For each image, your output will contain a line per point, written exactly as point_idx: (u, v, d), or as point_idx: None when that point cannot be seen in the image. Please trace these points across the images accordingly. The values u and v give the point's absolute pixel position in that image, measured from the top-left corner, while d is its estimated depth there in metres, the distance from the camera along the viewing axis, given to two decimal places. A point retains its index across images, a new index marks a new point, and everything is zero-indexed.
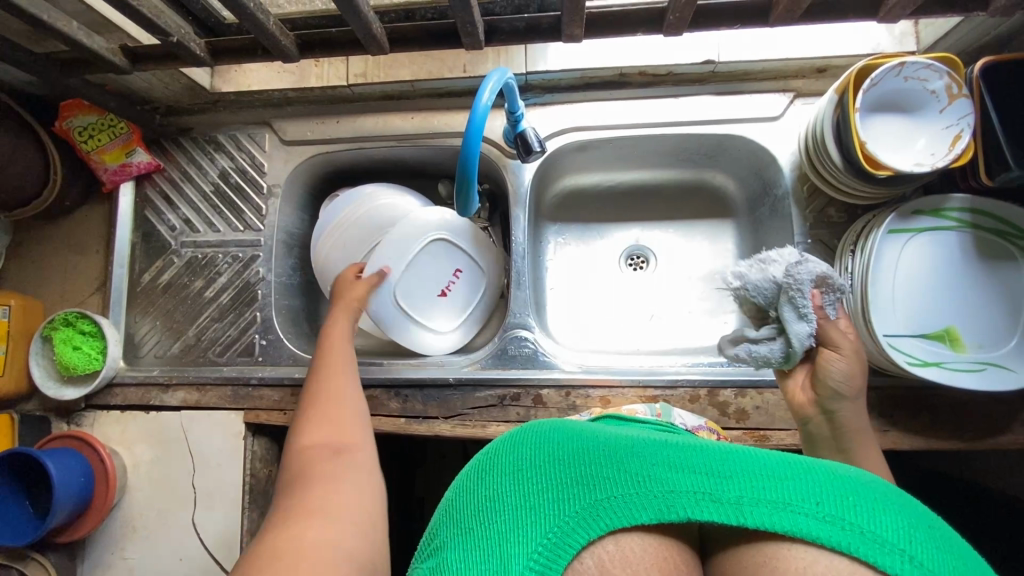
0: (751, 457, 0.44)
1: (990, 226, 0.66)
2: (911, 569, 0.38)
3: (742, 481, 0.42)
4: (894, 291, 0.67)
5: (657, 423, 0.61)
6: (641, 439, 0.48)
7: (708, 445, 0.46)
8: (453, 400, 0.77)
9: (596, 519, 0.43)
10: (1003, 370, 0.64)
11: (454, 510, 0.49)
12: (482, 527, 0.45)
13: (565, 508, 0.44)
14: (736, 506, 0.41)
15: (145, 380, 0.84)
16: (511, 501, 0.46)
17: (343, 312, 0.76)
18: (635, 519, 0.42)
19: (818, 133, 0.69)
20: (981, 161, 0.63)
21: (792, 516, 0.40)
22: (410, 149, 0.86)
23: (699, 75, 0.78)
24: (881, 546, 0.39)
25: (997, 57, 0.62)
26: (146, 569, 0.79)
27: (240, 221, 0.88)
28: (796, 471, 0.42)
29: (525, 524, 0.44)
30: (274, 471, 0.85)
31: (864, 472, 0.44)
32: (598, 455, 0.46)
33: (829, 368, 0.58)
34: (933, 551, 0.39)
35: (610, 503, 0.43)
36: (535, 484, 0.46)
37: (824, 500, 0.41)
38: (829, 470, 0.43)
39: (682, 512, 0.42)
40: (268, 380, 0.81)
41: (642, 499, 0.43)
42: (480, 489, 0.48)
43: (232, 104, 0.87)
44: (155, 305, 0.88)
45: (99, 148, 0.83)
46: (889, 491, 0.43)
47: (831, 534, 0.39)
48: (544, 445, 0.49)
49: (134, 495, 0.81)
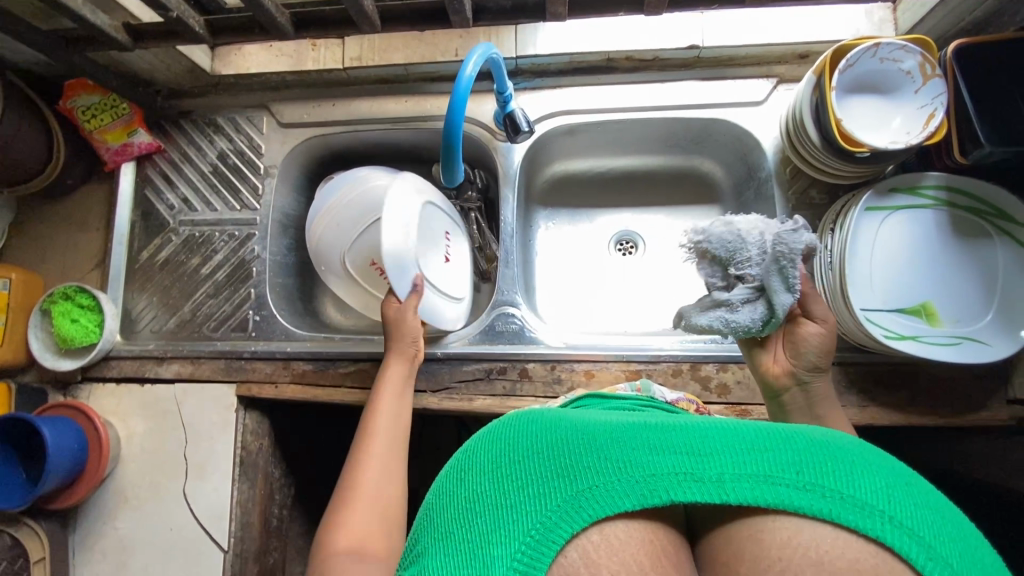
0: (729, 431, 0.41)
1: (964, 204, 0.67)
2: (896, 532, 0.35)
3: (724, 457, 0.39)
4: (872, 267, 0.68)
5: (636, 399, 0.63)
6: (614, 421, 0.45)
7: (682, 423, 0.43)
8: (441, 373, 0.79)
9: (578, 510, 0.38)
10: (978, 343, 0.65)
11: (437, 511, 0.45)
12: (465, 533, 0.40)
13: (546, 501, 0.39)
14: (719, 484, 0.38)
15: (141, 354, 0.86)
16: (490, 500, 0.41)
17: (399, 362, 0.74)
18: (619, 507, 0.38)
19: (797, 115, 0.71)
20: (955, 139, 0.65)
21: (773, 488, 0.37)
22: (404, 132, 0.88)
23: (685, 61, 0.80)
24: (860, 509, 0.36)
25: (969, 40, 0.64)
26: (137, 537, 0.81)
27: (237, 200, 0.90)
28: (775, 442, 0.39)
29: (506, 521, 0.39)
30: (265, 444, 0.86)
31: (832, 434, 0.42)
32: (568, 437, 0.43)
33: (809, 337, 0.61)
34: (911, 508, 0.37)
35: (594, 491, 0.39)
36: (511, 476, 0.42)
37: (805, 470, 0.38)
38: (802, 437, 0.40)
39: (666, 495, 0.38)
40: (260, 353, 0.83)
41: (625, 485, 0.39)
42: (460, 491, 0.44)
43: (232, 87, 0.90)
44: (152, 281, 0.89)
45: (101, 127, 0.86)
46: (860, 449, 0.40)
47: (812, 502, 0.36)
48: (515, 436, 0.45)
49: (127, 466, 0.83)
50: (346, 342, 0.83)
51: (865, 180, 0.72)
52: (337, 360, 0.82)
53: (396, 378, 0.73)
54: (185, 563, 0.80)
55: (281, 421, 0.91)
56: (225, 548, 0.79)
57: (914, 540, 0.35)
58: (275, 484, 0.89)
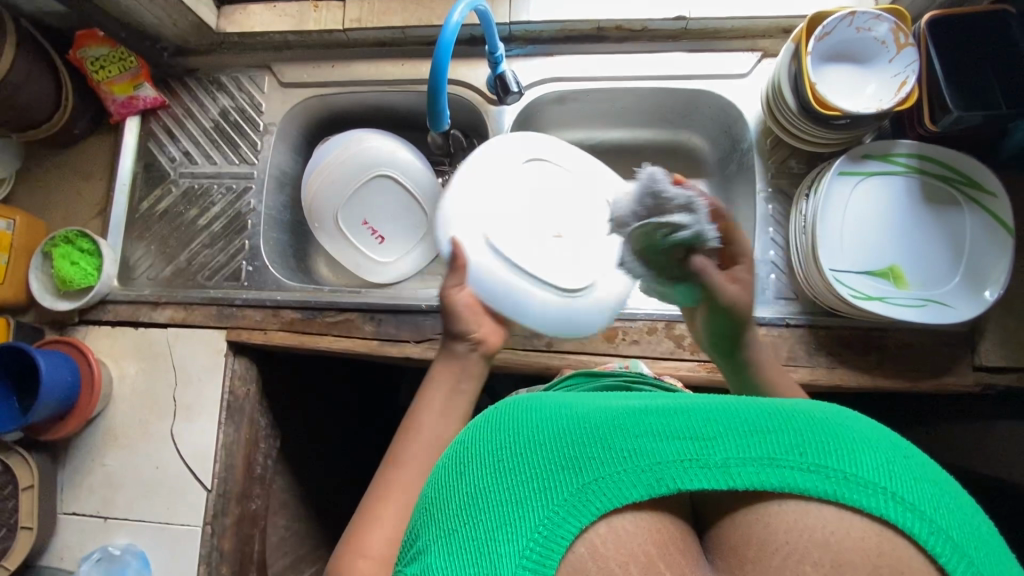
0: (730, 411, 0.36)
1: (938, 173, 0.70)
2: (901, 510, 0.31)
3: (727, 441, 0.34)
4: (843, 230, 0.71)
5: (624, 373, 0.67)
6: (610, 405, 0.40)
7: (679, 406, 0.38)
8: (425, 325, 0.82)
9: (587, 503, 0.34)
10: (942, 305, 0.67)
11: (432, 509, 0.38)
12: (461, 532, 0.34)
13: (551, 494, 0.34)
14: (724, 470, 0.33)
15: (136, 298, 0.88)
16: (491, 497, 0.35)
17: (447, 365, 0.61)
18: (626, 498, 0.34)
19: (776, 83, 0.73)
20: (926, 107, 0.67)
21: (777, 470, 0.33)
22: (399, 95, 0.92)
23: (672, 33, 0.83)
24: (862, 487, 0.31)
25: (941, 11, 0.66)
26: (125, 474, 0.84)
27: (236, 155, 0.93)
28: (778, 423, 0.34)
29: (509, 519, 0.33)
30: (253, 390, 0.88)
31: (821, 405, 0.37)
32: (563, 422, 0.38)
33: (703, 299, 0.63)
34: (913, 482, 0.32)
35: (601, 483, 0.34)
36: (509, 468, 0.36)
37: (809, 449, 0.33)
38: (802, 413, 0.35)
39: (672, 484, 0.34)
40: (251, 301, 0.86)
41: (630, 475, 0.34)
42: (454, 488, 0.37)
43: (237, 46, 0.93)
44: (150, 231, 0.92)
45: (109, 79, 0.89)
46: (853, 420, 0.36)
47: (817, 483, 0.32)
48: (510, 425, 0.39)
49: (118, 406, 0.85)
50: (334, 293, 0.85)
51: (851, 147, 0.73)
52: (325, 309, 0.84)
53: (445, 375, 0.61)
54: (169, 500, 0.82)
55: (270, 372, 0.93)
56: (209, 487, 0.82)
57: (915, 515, 0.31)
58: (261, 433, 0.91)
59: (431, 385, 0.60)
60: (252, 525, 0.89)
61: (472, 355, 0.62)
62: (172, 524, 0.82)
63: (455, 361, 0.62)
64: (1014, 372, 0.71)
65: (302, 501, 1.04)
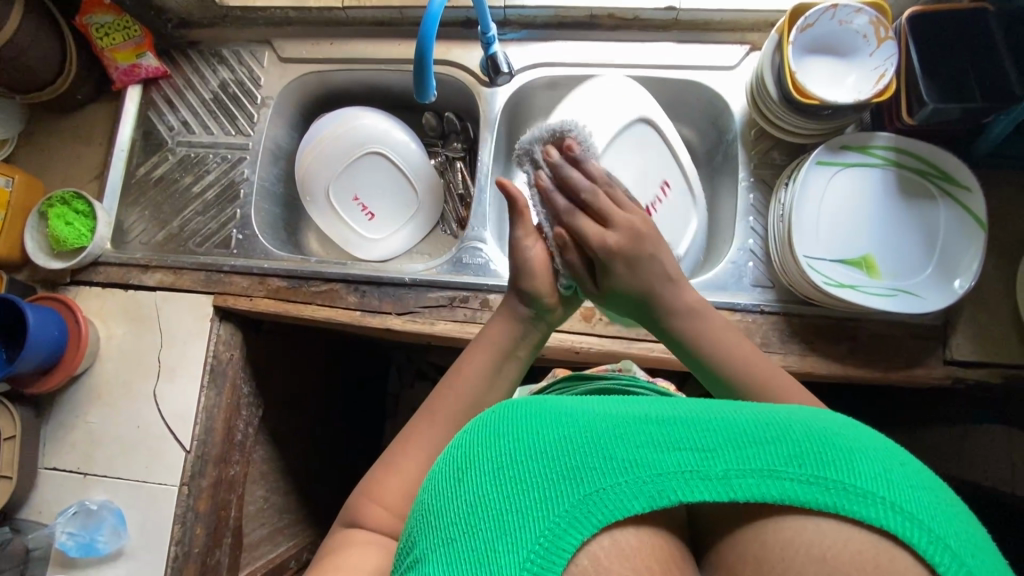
0: (729, 420, 0.34)
1: (913, 166, 0.71)
2: (899, 519, 0.31)
3: (728, 452, 0.33)
4: (820, 221, 0.72)
5: (618, 379, 0.66)
6: (607, 405, 0.37)
7: (678, 410, 0.36)
8: (407, 298, 0.83)
9: (587, 515, 0.32)
10: (910, 295, 0.69)
11: (425, 515, 0.36)
12: (460, 542, 0.32)
13: (552, 504, 0.32)
14: (724, 481, 0.32)
15: (127, 261, 0.90)
16: (489, 504, 0.32)
17: (506, 325, 0.61)
18: (627, 510, 0.32)
19: (759, 73, 0.73)
20: (903, 100, 0.68)
21: (776, 482, 0.32)
22: (396, 75, 0.94)
23: (663, 23, 0.85)
24: (862, 499, 0.31)
25: (920, 7, 0.68)
26: (105, 432, 0.85)
27: (232, 126, 0.95)
28: (777, 432, 0.34)
29: (509, 530, 0.31)
30: (237, 356, 0.90)
31: (815, 412, 0.37)
32: (556, 422, 0.35)
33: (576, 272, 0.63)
34: (911, 490, 0.32)
35: (602, 493, 0.32)
36: (505, 475, 0.33)
37: (809, 462, 0.32)
38: (801, 422, 0.34)
39: (674, 495, 0.32)
40: (239, 267, 0.87)
41: (631, 486, 0.32)
42: (450, 494, 0.34)
43: (238, 21, 0.96)
44: (146, 197, 0.95)
45: (113, 46, 0.91)
46: (848, 426, 0.35)
47: (816, 496, 0.31)
48: (504, 425, 0.36)
49: (103, 365, 0.87)
50: (319, 264, 0.87)
51: (830, 136, 0.74)
52: (310, 279, 0.86)
53: (498, 337, 0.60)
54: (147, 459, 0.83)
55: (254, 339, 0.94)
56: (187, 448, 0.83)
57: (916, 524, 0.30)
58: (243, 400, 0.92)
59: (485, 347, 0.60)
60: (229, 491, 0.90)
61: (533, 319, 0.62)
62: (149, 484, 0.82)
63: (516, 324, 0.61)
64: (986, 367, 0.71)
65: (280, 473, 1.04)
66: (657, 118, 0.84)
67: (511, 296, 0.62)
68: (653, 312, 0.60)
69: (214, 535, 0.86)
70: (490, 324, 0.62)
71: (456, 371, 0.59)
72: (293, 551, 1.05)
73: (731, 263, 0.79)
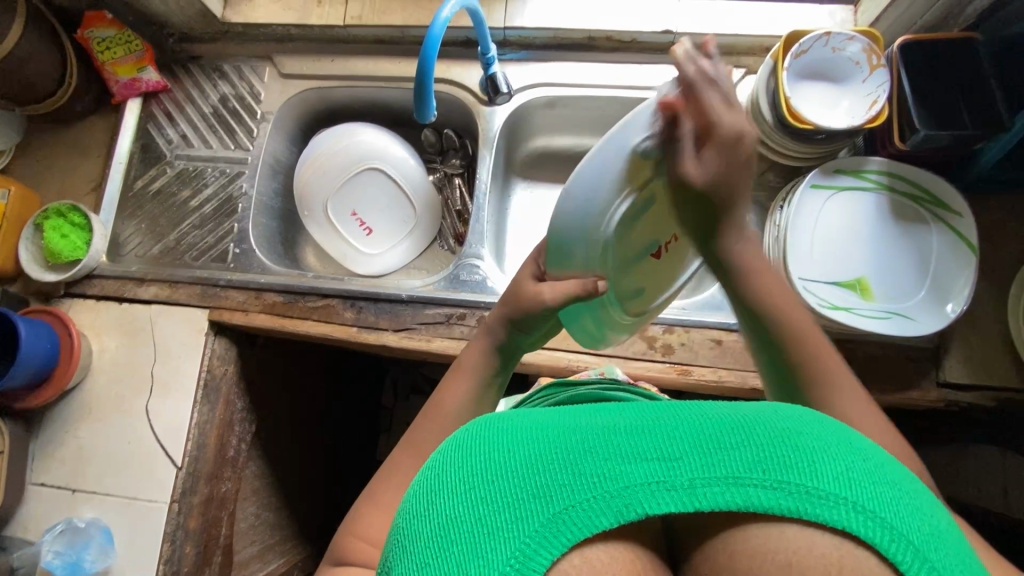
0: (695, 424, 0.34)
1: (905, 191, 0.72)
2: (861, 518, 0.30)
3: (693, 459, 0.32)
4: (813, 243, 0.73)
5: (601, 383, 0.66)
6: (578, 418, 0.37)
7: (644, 420, 0.35)
8: (404, 314, 0.83)
9: (556, 534, 0.31)
10: (904, 318, 0.69)
11: (400, 540, 0.35)
12: (433, 567, 0.31)
13: (521, 525, 0.31)
14: (689, 491, 0.31)
15: (123, 274, 0.89)
16: (462, 528, 0.32)
17: (483, 355, 0.60)
18: (596, 527, 0.31)
19: (755, 97, 0.74)
20: (897, 126, 0.70)
21: (741, 489, 0.31)
22: (395, 92, 0.95)
23: (661, 46, 0.86)
24: (824, 500, 0.31)
25: (912, 36, 0.69)
26: (96, 447, 0.84)
27: (231, 140, 0.95)
28: (743, 437, 0.33)
29: (479, 553, 0.30)
30: (231, 371, 0.89)
31: (779, 411, 0.36)
32: (526, 440, 0.34)
33: (561, 293, 0.53)
34: (871, 488, 0.31)
35: (570, 511, 0.31)
36: (476, 496, 0.32)
37: (772, 466, 0.31)
38: (765, 425, 0.34)
39: (641, 509, 0.31)
40: (235, 282, 0.87)
41: (600, 502, 0.31)
42: (424, 516, 0.34)
43: (241, 37, 0.97)
44: (142, 210, 0.94)
45: (113, 60, 0.92)
46: (813, 425, 0.35)
47: (780, 500, 0.31)
48: (476, 445, 0.35)
49: (95, 379, 0.86)
50: (317, 279, 0.87)
51: (825, 160, 0.76)
52: (307, 294, 0.85)
53: (474, 366, 0.60)
54: (137, 476, 0.82)
55: (249, 352, 0.94)
56: (179, 465, 0.82)
57: (877, 523, 0.30)
58: (236, 415, 0.91)
59: (462, 373, 0.59)
60: (220, 507, 0.89)
61: (507, 349, 0.61)
62: (139, 501, 0.81)
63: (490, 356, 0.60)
64: (978, 391, 0.72)
65: (272, 488, 1.03)
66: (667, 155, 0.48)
67: (490, 323, 0.61)
68: (715, 217, 0.52)
69: (204, 553, 0.85)
70: (467, 348, 0.61)
71: (439, 395, 0.58)
72: (285, 568, 1.04)
73: (726, 284, 0.82)
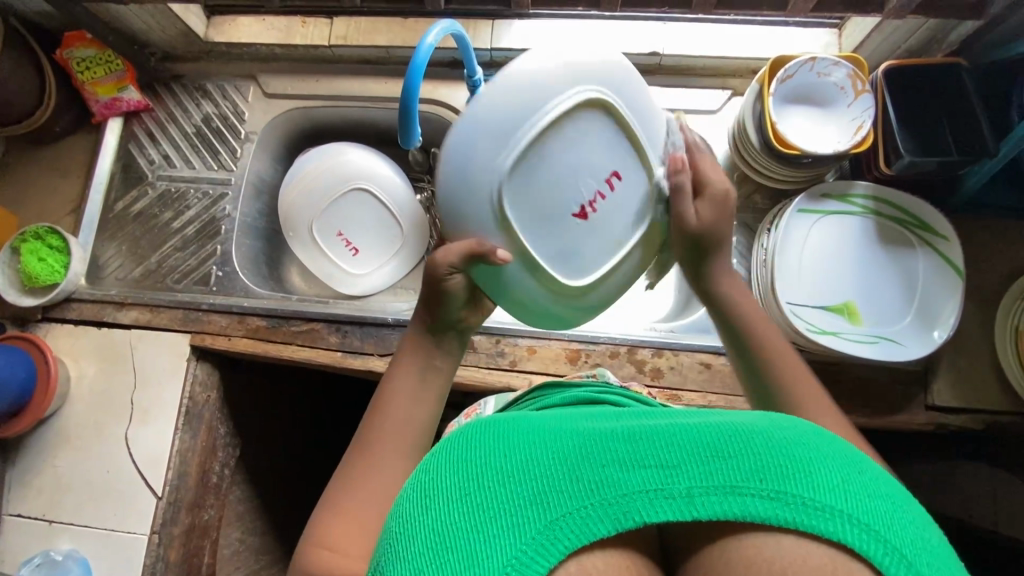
0: (694, 430, 0.33)
1: (891, 215, 0.73)
2: (858, 532, 0.29)
3: (691, 467, 0.30)
4: (801, 269, 0.73)
5: (591, 385, 0.63)
6: (574, 424, 0.36)
7: (641, 426, 0.34)
8: (390, 338, 0.82)
9: (553, 541, 0.29)
10: (891, 343, 0.69)
11: (389, 544, 0.33)
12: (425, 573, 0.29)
13: (516, 532, 0.29)
14: (686, 499, 0.30)
15: (102, 297, 0.87)
16: (457, 533, 0.30)
17: (418, 349, 0.57)
18: (593, 535, 0.30)
19: (741, 121, 0.74)
20: (882, 152, 0.70)
21: (740, 498, 0.30)
22: (381, 112, 0.94)
23: (648, 67, 0.86)
24: (822, 512, 0.29)
25: (896, 62, 0.70)
26: (73, 477, 0.81)
27: (215, 161, 0.95)
28: (741, 444, 0.31)
29: (475, 559, 0.28)
30: (213, 397, 0.87)
31: (774, 420, 0.35)
32: (524, 445, 0.33)
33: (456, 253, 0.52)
34: (865, 499, 0.30)
35: (567, 519, 0.30)
36: (471, 500, 0.31)
37: (770, 475, 0.30)
38: (761, 433, 0.33)
39: (639, 517, 0.30)
40: (218, 305, 0.86)
41: (598, 509, 0.30)
42: (416, 519, 0.32)
43: (224, 56, 0.96)
44: (123, 231, 0.93)
45: (93, 79, 0.90)
46: (806, 436, 0.34)
47: (778, 510, 0.29)
48: (473, 447, 0.34)
49: (73, 407, 0.84)
50: (302, 302, 0.85)
51: (810, 184, 0.76)
52: (291, 318, 0.84)
53: (413, 360, 0.57)
54: (116, 505, 0.80)
55: (231, 376, 0.92)
56: (159, 494, 0.80)
57: (872, 536, 0.29)
58: (219, 441, 0.89)
59: (400, 364, 0.57)
60: (203, 537, 0.87)
61: (438, 328, 0.57)
62: (118, 532, 0.79)
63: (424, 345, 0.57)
64: (967, 413, 0.72)
65: (256, 512, 1.01)
66: (618, 97, 0.51)
67: (418, 312, 0.58)
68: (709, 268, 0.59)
69: None
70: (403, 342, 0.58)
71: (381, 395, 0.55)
72: None
73: None
